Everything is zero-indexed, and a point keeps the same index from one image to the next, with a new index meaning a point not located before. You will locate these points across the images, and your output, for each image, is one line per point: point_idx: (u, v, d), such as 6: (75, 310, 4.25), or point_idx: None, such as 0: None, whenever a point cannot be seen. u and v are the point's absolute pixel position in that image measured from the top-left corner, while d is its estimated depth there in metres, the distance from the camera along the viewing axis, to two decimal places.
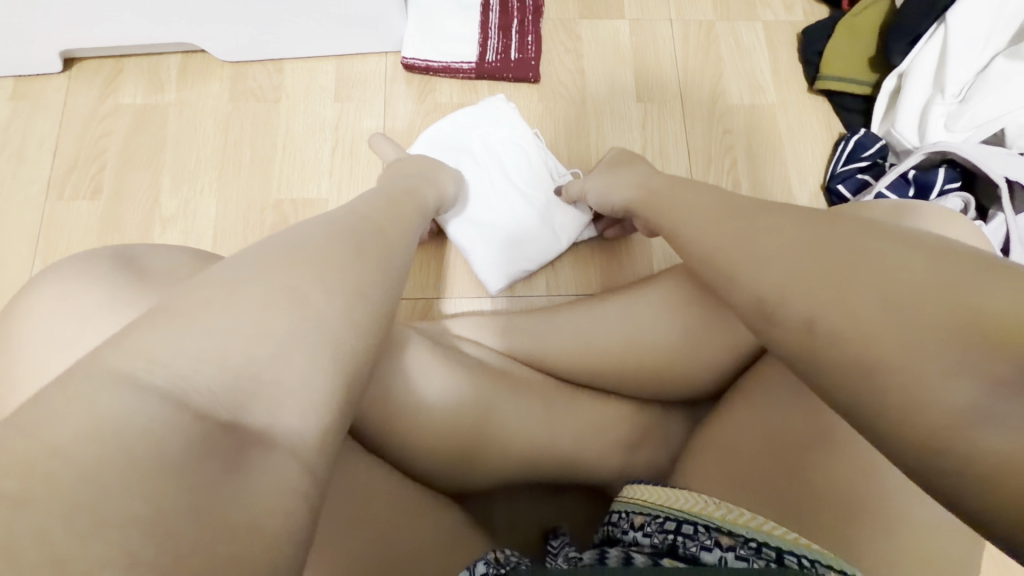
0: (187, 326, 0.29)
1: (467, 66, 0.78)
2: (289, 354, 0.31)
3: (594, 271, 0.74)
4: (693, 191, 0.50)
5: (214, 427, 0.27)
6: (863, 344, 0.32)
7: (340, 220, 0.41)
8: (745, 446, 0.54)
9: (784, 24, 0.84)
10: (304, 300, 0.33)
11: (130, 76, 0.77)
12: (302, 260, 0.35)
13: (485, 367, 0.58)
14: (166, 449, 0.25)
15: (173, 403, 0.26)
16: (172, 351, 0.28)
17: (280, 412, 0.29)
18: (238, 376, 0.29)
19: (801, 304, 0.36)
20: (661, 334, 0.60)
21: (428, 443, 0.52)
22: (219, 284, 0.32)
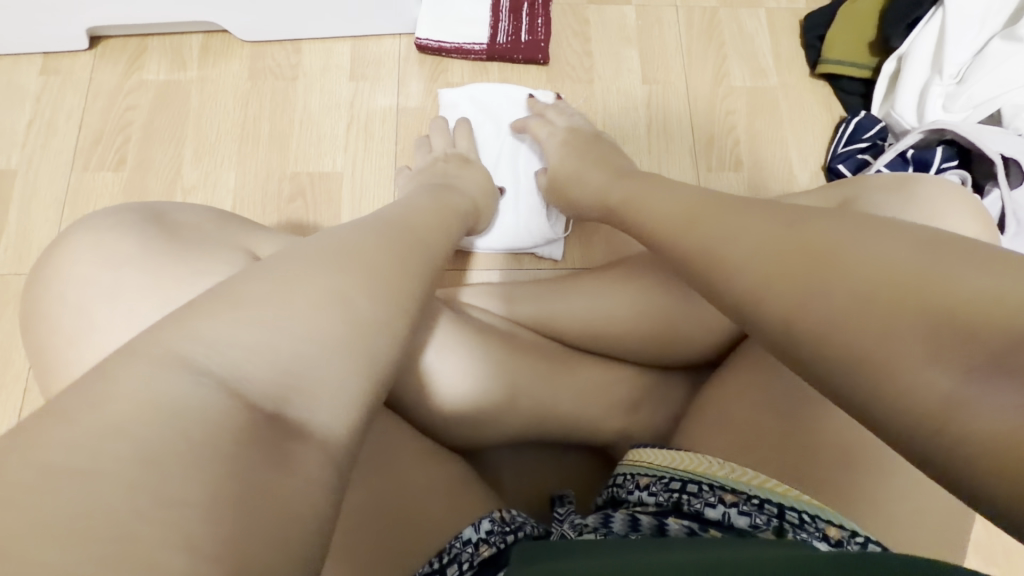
0: (243, 316, 0.33)
1: (478, 48, 0.80)
2: (335, 348, 0.34)
3: (599, 243, 0.76)
4: (676, 192, 0.53)
5: (258, 414, 0.30)
6: (846, 342, 0.35)
7: (371, 228, 0.44)
8: (747, 421, 0.54)
9: (786, 11, 0.86)
10: (348, 303, 0.36)
11: (154, 54, 0.80)
12: (341, 255, 0.39)
13: (494, 331, 0.60)
14: (217, 433, 0.28)
15: (225, 390, 0.30)
16: (230, 342, 0.31)
17: (318, 409, 0.32)
18: (286, 372, 0.32)
19: (776, 307, 0.38)
20: (664, 300, 0.62)
21: (438, 400, 0.55)
22: (275, 281, 0.35)
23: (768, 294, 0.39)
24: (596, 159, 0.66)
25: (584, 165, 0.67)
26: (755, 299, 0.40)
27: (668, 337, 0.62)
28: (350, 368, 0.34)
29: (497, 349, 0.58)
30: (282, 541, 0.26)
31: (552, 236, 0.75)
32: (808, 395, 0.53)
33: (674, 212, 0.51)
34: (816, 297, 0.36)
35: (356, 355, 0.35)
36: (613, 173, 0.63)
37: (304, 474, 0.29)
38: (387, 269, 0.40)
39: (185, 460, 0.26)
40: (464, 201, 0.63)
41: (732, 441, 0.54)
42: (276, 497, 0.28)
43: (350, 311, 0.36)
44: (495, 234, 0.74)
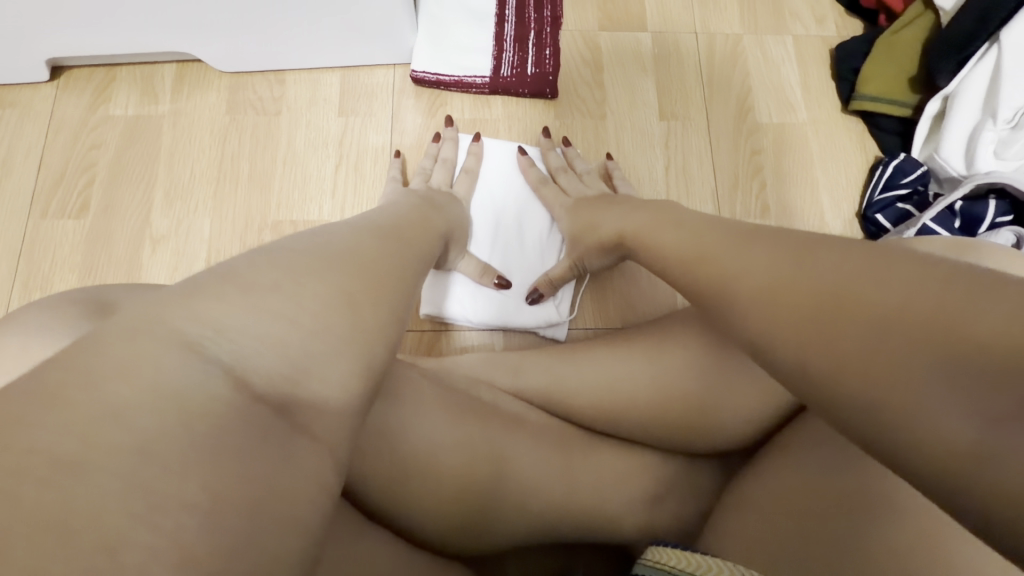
0: (253, 302, 0.30)
1: (480, 81, 0.73)
2: (335, 358, 0.31)
3: (613, 302, 0.69)
4: (691, 223, 0.46)
5: (265, 409, 0.28)
6: (864, 381, 0.28)
7: (366, 254, 0.37)
8: (786, 525, 0.47)
9: (816, 38, 0.79)
10: (358, 315, 0.33)
11: (123, 85, 0.73)
12: (333, 265, 0.34)
13: (498, 413, 0.53)
14: (220, 425, 0.25)
15: (233, 379, 0.27)
16: (242, 326, 0.29)
17: (323, 412, 0.29)
18: (294, 366, 0.30)
19: (789, 353, 0.32)
20: (690, 378, 0.55)
21: (431, 498, 0.46)
22: (286, 271, 0.33)
23: (780, 326, 0.33)
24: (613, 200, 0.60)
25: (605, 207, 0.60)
26: (769, 339, 0.33)
27: (692, 419, 0.54)
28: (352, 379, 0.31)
29: (493, 422, 0.51)
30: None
31: (555, 320, 0.67)
32: (880, 474, 0.46)
33: (686, 266, 0.43)
34: (831, 328, 0.30)
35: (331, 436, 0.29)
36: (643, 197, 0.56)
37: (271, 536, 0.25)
38: (381, 281, 0.36)
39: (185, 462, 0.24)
40: (447, 218, 0.57)
41: (771, 504, 0.49)
42: (267, 506, 0.25)
43: (348, 328, 0.32)
44: (491, 312, 0.67)
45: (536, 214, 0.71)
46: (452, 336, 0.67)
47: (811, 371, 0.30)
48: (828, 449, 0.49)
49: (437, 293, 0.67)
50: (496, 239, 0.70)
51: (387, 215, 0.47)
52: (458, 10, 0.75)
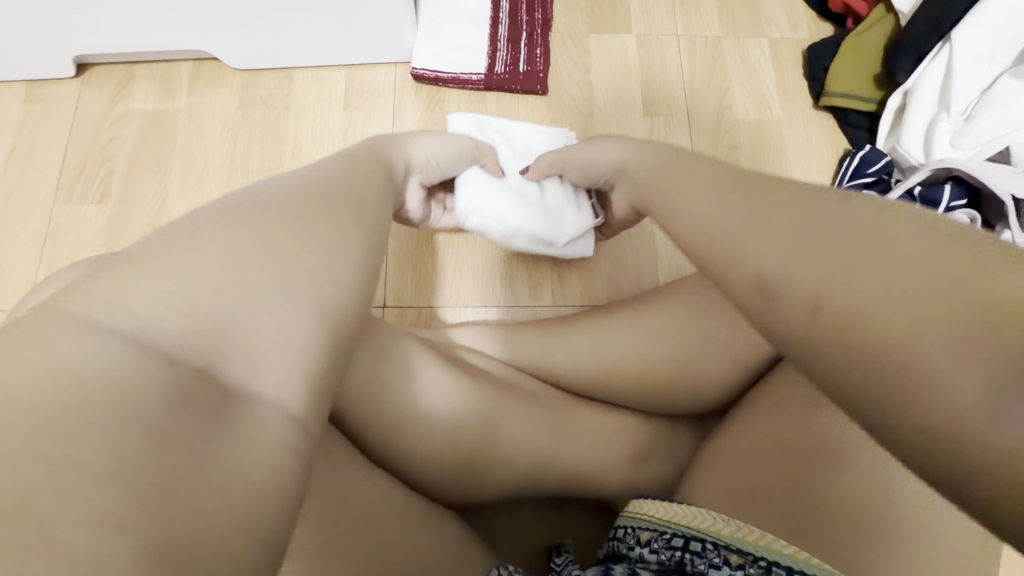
0: (149, 273, 0.28)
1: (476, 78, 0.78)
2: (262, 305, 0.29)
3: (601, 282, 0.74)
4: (662, 167, 0.48)
5: (186, 372, 0.26)
6: (875, 330, 0.28)
7: (281, 199, 0.34)
8: (752, 474, 0.52)
9: (789, 40, 0.85)
10: (283, 258, 0.31)
11: (141, 83, 0.78)
12: (246, 219, 0.32)
13: (491, 378, 0.58)
14: (130, 399, 0.24)
15: (137, 348, 0.25)
16: (134, 297, 0.27)
17: (262, 363, 0.29)
18: (210, 322, 0.28)
19: (806, 283, 0.31)
20: (670, 346, 0.60)
21: (428, 453, 0.51)
22: (190, 235, 0.31)
23: (795, 269, 0.32)
24: (598, 142, 0.58)
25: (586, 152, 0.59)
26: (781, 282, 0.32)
27: (670, 381, 0.59)
28: (298, 316, 0.30)
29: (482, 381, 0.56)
30: (239, 519, 0.24)
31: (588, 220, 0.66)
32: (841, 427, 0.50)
33: None
34: (854, 271, 0.29)
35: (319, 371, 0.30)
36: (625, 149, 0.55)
37: (253, 468, 0.26)
38: (308, 220, 0.34)
39: (88, 434, 0.22)
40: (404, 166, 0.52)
41: (760, 468, 0.52)
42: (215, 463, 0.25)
43: (275, 275, 0.30)
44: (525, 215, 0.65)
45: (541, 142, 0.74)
46: (449, 312, 0.71)
47: (822, 314, 0.30)
48: (795, 407, 0.53)
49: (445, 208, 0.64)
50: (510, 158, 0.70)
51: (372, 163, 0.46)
52: (455, 14, 0.80)
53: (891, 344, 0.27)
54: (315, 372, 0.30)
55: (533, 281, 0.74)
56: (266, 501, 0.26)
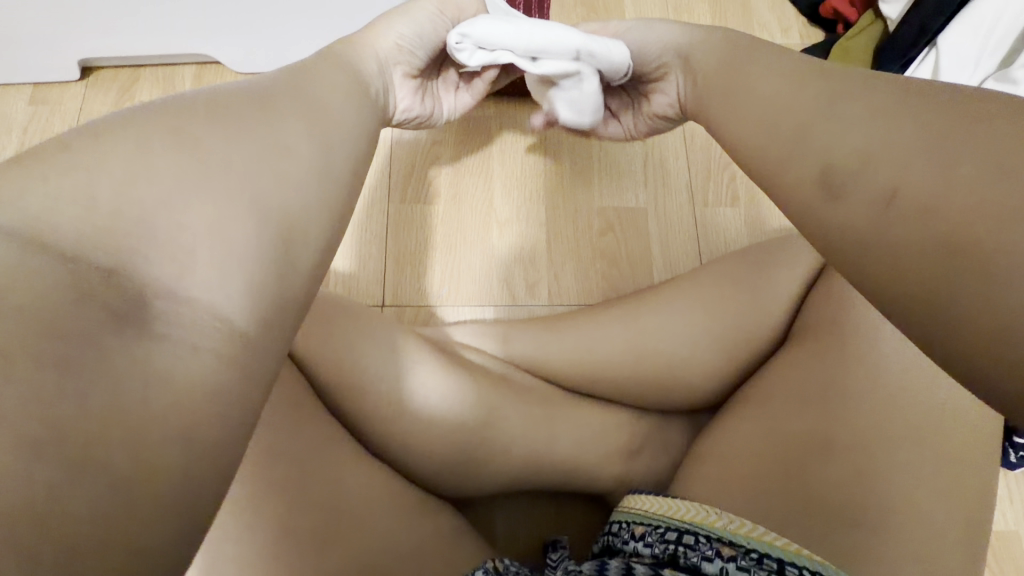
0: (45, 172, 0.26)
1: None
2: (183, 201, 0.28)
3: (596, 280, 0.75)
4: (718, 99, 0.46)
5: (90, 272, 0.25)
6: (955, 215, 0.28)
7: (210, 96, 0.33)
8: (748, 459, 0.53)
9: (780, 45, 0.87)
10: (202, 153, 0.29)
11: (145, 85, 0.79)
12: (161, 115, 0.30)
13: (487, 373, 0.59)
14: (26, 300, 0.23)
15: (32, 247, 0.24)
16: (18, 194, 0.25)
17: (190, 266, 0.27)
18: (117, 222, 0.26)
19: (881, 174, 0.31)
20: (663, 341, 0.61)
21: (425, 444, 0.52)
22: (91, 129, 0.28)
23: (847, 191, 0.32)
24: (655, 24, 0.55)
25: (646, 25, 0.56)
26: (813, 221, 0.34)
27: (663, 374, 0.60)
28: (226, 218, 0.29)
29: (477, 373, 0.58)
30: (162, 423, 0.24)
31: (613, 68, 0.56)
32: (838, 414, 0.52)
33: None
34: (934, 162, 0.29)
35: (268, 280, 0.29)
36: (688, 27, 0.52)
37: (182, 375, 0.25)
38: (229, 120, 0.32)
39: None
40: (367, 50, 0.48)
41: (761, 442, 0.53)
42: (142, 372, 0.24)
43: (198, 169, 0.29)
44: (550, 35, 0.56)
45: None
46: (447, 311, 0.72)
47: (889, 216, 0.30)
48: (792, 394, 0.54)
49: (452, 89, 0.60)
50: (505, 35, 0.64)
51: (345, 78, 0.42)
52: None
53: (954, 238, 0.27)
54: (257, 279, 0.29)
55: (529, 280, 0.75)
56: (201, 406, 0.25)
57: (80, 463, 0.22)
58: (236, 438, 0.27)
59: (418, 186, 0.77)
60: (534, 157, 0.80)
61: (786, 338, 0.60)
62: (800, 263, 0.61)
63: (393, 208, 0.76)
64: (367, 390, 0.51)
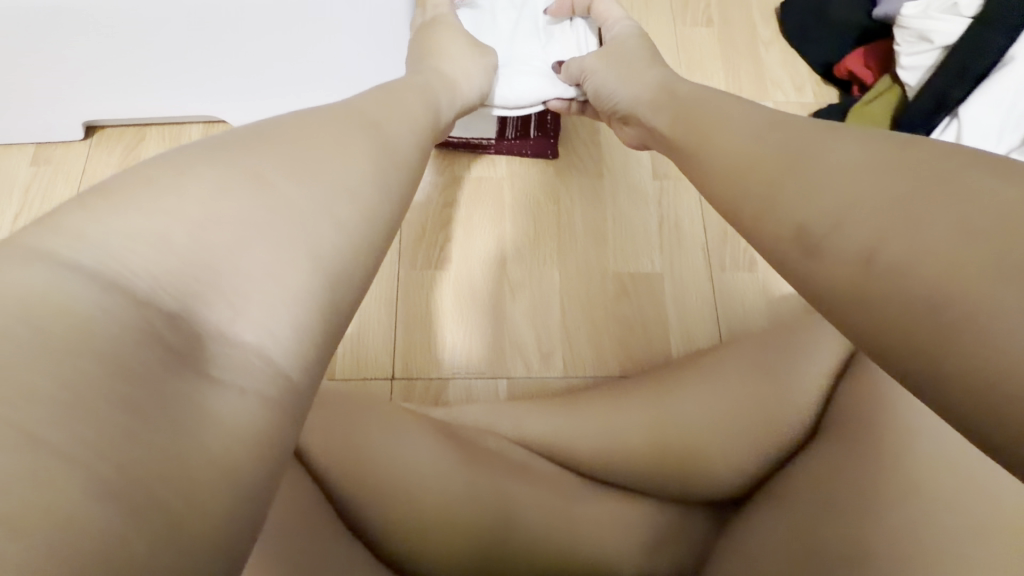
0: (123, 208, 0.27)
1: (487, 143, 0.78)
2: (248, 244, 0.29)
3: (611, 348, 0.72)
4: (721, 154, 0.45)
5: (159, 311, 0.25)
6: (928, 268, 0.28)
7: (274, 135, 0.35)
8: (773, 554, 0.49)
9: (794, 104, 0.87)
10: (268, 192, 0.31)
11: (151, 144, 0.78)
12: (230, 159, 0.32)
13: (503, 460, 0.56)
14: (92, 331, 0.22)
15: (105, 283, 0.24)
16: (98, 232, 0.26)
17: (246, 308, 0.28)
18: (187, 264, 0.27)
19: (856, 235, 0.32)
20: (686, 417, 0.59)
21: (437, 543, 0.47)
22: (167, 171, 0.30)
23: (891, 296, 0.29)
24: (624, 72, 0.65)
25: (613, 71, 0.66)
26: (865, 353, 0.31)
27: (679, 453, 0.57)
28: (285, 257, 0.29)
29: (492, 463, 0.55)
30: (209, 465, 0.23)
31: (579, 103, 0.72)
32: (873, 505, 0.47)
33: None
34: (908, 218, 0.30)
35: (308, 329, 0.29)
36: (653, 81, 0.61)
37: (230, 414, 0.24)
38: (293, 158, 0.33)
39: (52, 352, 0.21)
40: (436, 71, 0.57)
41: (782, 530, 0.50)
42: (196, 408, 0.24)
43: (261, 212, 0.30)
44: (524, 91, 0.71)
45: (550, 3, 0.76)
46: (456, 385, 0.69)
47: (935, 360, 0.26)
48: (823, 480, 0.51)
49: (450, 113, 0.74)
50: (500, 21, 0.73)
51: (390, 147, 0.40)
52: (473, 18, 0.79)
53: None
54: (297, 323, 0.29)
55: (543, 349, 0.72)
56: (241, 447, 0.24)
57: (137, 500, 0.20)
58: (260, 488, 0.24)
59: (429, 250, 0.75)
60: (547, 217, 0.77)
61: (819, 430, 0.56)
62: (832, 342, 0.60)
63: (403, 273, 0.74)
64: (373, 479, 0.48)
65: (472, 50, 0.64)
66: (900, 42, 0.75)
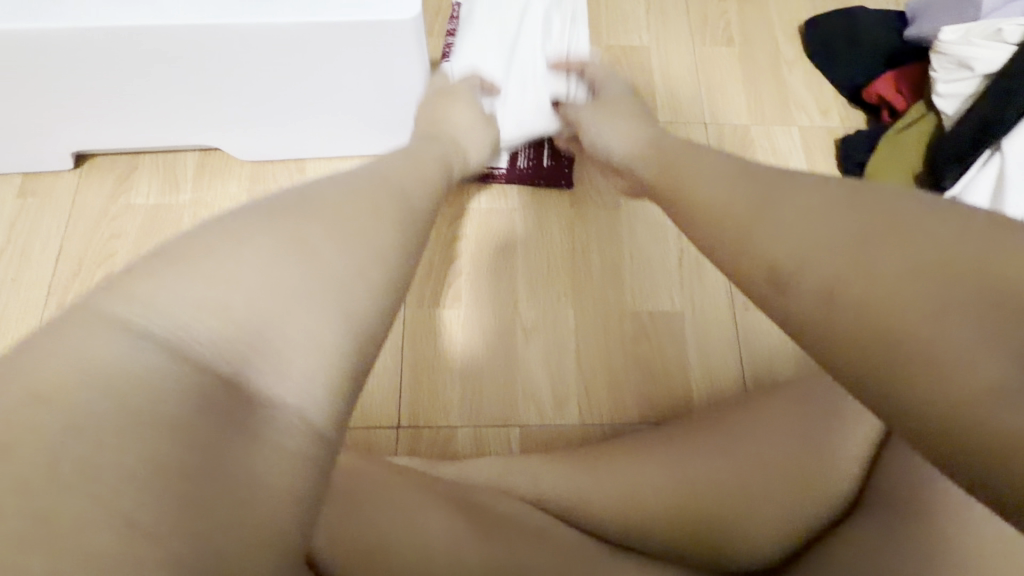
0: (184, 275, 0.32)
1: (499, 173, 0.75)
2: (290, 311, 0.33)
3: (630, 393, 0.68)
4: (719, 200, 0.43)
5: (216, 375, 0.30)
6: (888, 309, 0.30)
7: (323, 200, 0.38)
8: None
9: (820, 129, 0.82)
10: (311, 257, 0.35)
11: (144, 174, 0.75)
12: (282, 221, 0.35)
13: (526, 529, 0.51)
14: (162, 400, 0.27)
15: (172, 354, 0.29)
16: (169, 300, 0.30)
17: (287, 370, 0.32)
18: (239, 331, 0.31)
19: (818, 275, 0.34)
20: (714, 474, 0.55)
21: None
22: (224, 234, 0.34)
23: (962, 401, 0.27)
24: (614, 127, 0.64)
25: (607, 123, 0.65)
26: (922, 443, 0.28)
27: (725, 509, 0.53)
28: (325, 321, 0.33)
29: (508, 530, 0.50)
30: (253, 526, 0.27)
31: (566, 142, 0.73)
32: None
33: None
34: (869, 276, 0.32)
35: (337, 388, 0.33)
36: (644, 139, 0.60)
37: (267, 469, 0.29)
38: (338, 224, 0.37)
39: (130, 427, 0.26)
40: (446, 142, 0.58)
41: None
42: (239, 470, 0.28)
43: (302, 279, 0.34)
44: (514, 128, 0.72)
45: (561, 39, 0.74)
46: (465, 435, 0.65)
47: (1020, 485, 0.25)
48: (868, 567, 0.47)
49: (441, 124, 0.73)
50: (501, 45, 0.72)
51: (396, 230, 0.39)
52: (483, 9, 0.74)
53: None
54: (330, 384, 0.33)
55: (558, 395, 0.68)
56: (274, 499, 0.29)
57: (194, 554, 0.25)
58: (289, 546, 0.29)
59: (437, 286, 0.71)
60: (562, 252, 0.73)
61: (857, 505, 0.54)
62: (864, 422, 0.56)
63: (409, 312, 0.70)
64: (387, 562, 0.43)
65: (475, 111, 0.64)
66: (937, 69, 0.71)
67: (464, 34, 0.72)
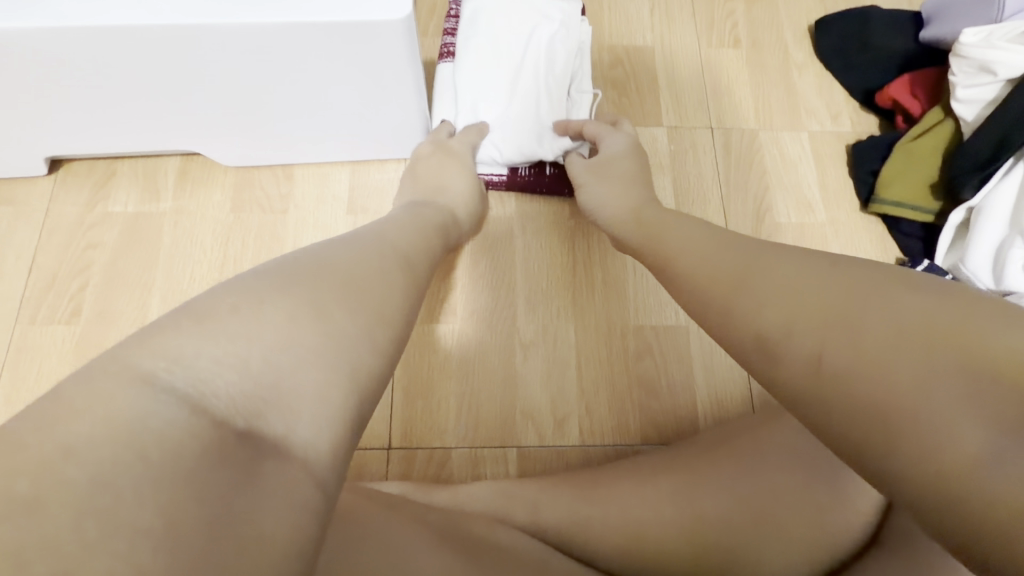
0: (211, 331, 0.31)
1: (499, 179, 0.71)
2: (310, 365, 0.33)
3: (633, 415, 0.65)
4: (715, 252, 0.43)
5: (233, 429, 0.29)
6: (873, 382, 0.29)
7: (341, 265, 0.39)
8: None
9: (830, 134, 0.79)
10: (328, 318, 0.35)
11: (123, 181, 0.72)
12: (302, 282, 0.36)
13: (525, 562, 0.47)
14: (180, 456, 0.26)
15: (192, 407, 0.28)
16: (194, 354, 0.30)
17: (298, 423, 0.31)
18: (260, 385, 0.31)
19: (805, 342, 0.33)
20: (725, 507, 0.51)
21: None
22: (246, 293, 0.34)
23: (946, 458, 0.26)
24: (602, 188, 0.62)
25: (597, 185, 0.63)
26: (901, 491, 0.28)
27: (732, 543, 0.50)
28: (335, 382, 0.33)
29: (507, 563, 0.46)
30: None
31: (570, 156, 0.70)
32: None
33: None
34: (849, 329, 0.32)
35: (335, 440, 0.32)
36: (632, 202, 0.58)
37: (273, 525, 0.27)
38: (360, 290, 0.38)
39: (148, 483, 0.24)
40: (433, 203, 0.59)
41: None
42: (251, 527, 0.26)
43: (322, 339, 0.34)
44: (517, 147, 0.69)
45: (564, 56, 0.71)
46: (460, 456, 0.62)
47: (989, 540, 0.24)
48: None
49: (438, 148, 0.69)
50: (502, 63, 0.70)
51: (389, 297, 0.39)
52: (477, 28, 0.72)
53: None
54: (335, 443, 0.32)
55: (557, 415, 0.65)
56: (282, 557, 0.26)
57: None
58: None
59: (432, 299, 0.68)
60: (562, 263, 0.70)
61: (876, 542, 0.51)
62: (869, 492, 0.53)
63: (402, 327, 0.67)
64: None
65: (461, 163, 0.65)
66: (955, 72, 0.68)
67: (466, 51, 0.71)
